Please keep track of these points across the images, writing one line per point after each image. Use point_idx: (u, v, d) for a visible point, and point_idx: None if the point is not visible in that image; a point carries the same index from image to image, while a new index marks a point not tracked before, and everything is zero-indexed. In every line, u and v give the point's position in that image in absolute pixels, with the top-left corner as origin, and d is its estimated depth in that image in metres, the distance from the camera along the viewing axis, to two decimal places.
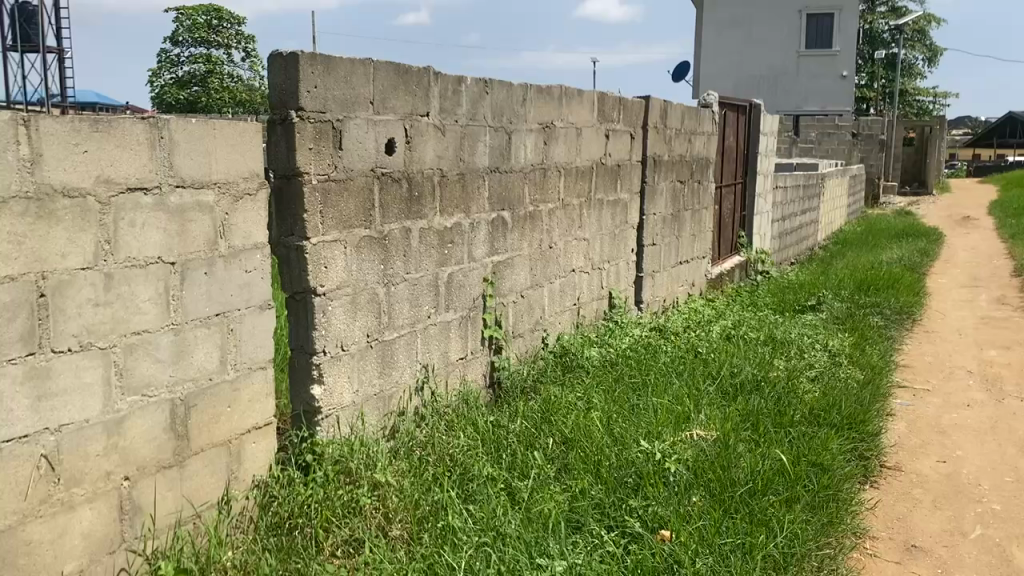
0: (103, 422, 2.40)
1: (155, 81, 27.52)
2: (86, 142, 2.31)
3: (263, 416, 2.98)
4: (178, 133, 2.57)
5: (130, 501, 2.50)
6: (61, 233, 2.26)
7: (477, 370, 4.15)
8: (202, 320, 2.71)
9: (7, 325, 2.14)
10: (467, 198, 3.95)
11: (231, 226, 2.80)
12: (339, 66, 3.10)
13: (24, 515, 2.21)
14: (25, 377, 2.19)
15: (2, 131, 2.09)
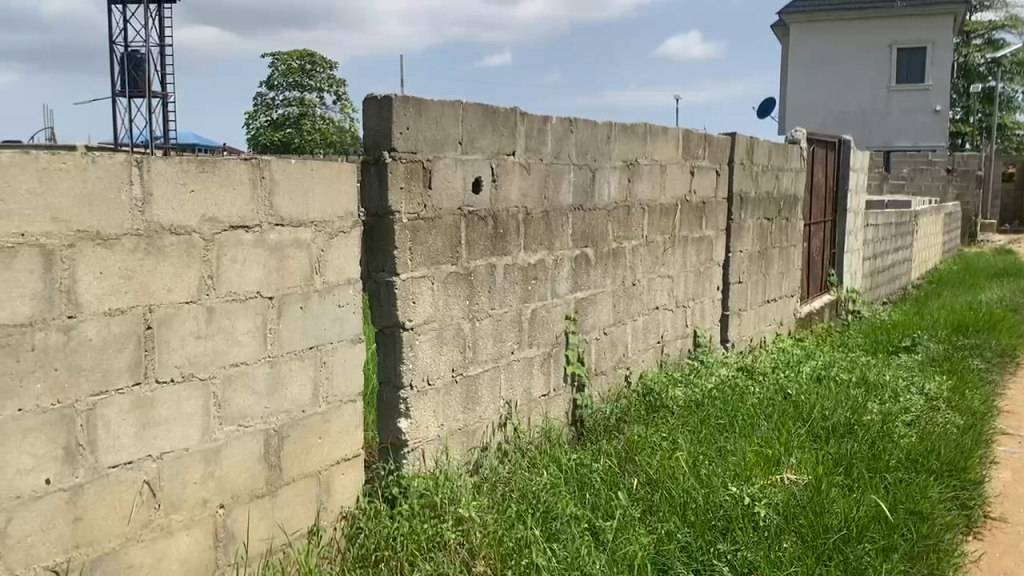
0: (201, 451, 2.49)
1: (251, 123, 28.76)
2: (193, 183, 2.43)
3: (352, 447, 3.04)
4: (278, 174, 2.68)
5: (224, 529, 2.57)
6: (168, 268, 2.37)
7: (559, 408, 4.14)
8: (296, 352, 2.79)
9: (117, 355, 2.25)
10: (552, 235, 3.98)
11: (326, 262, 2.89)
12: (430, 107, 3.18)
13: (127, 538, 2.30)
14: (131, 405, 2.29)
15: (117, 173, 2.22)
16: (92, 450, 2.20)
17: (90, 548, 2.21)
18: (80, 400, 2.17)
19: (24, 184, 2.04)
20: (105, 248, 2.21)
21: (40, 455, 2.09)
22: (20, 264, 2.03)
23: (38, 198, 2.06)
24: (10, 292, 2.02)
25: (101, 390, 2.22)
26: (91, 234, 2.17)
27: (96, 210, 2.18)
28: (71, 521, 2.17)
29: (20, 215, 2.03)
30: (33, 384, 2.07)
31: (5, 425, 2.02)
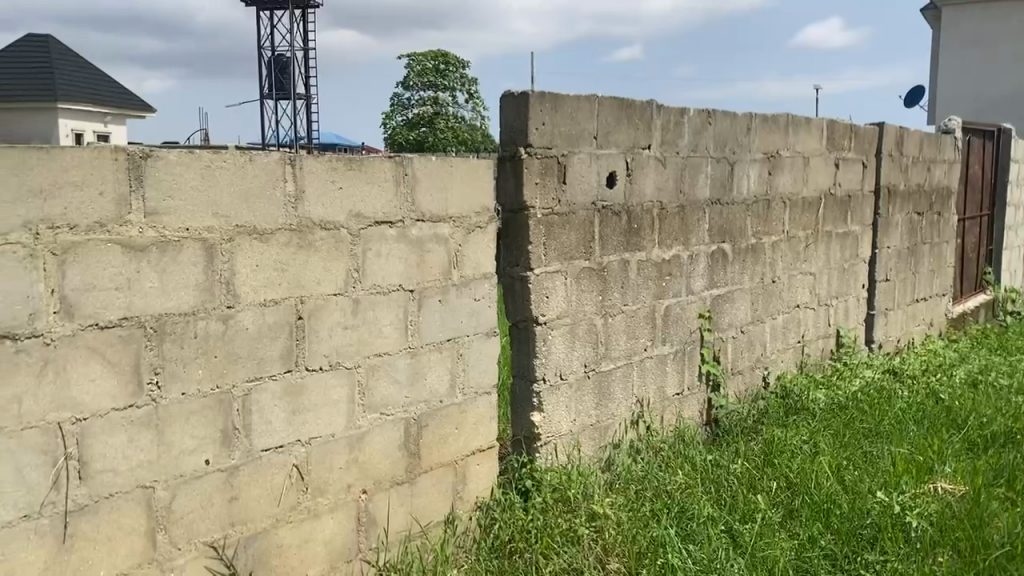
0: (346, 437, 2.59)
1: (387, 122, 29.67)
2: (341, 179, 2.53)
3: (486, 439, 3.08)
4: (419, 170, 2.75)
5: (366, 513, 2.67)
6: (317, 261, 2.48)
7: (693, 407, 4.06)
8: (435, 344, 2.86)
9: (271, 344, 2.37)
10: (687, 230, 3.90)
11: (464, 257, 2.93)
12: (566, 102, 3.18)
13: (277, 519, 2.42)
14: (283, 391, 2.41)
15: (272, 171, 2.34)
16: (247, 433, 2.33)
17: (245, 526, 2.34)
18: (237, 385, 2.29)
19: (189, 181, 2.17)
20: (261, 241, 2.33)
21: (200, 436, 2.23)
22: (185, 256, 2.17)
23: (201, 194, 2.19)
24: (177, 283, 2.16)
25: (255, 376, 2.34)
26: (248, 229, 2.29)
27: (252, 206, 2.30)
28: (228, 500, 2.30)
29: (186, 211, 2.16)
30: (195, 370, 2.21)
31: (171, 407, 2.16)
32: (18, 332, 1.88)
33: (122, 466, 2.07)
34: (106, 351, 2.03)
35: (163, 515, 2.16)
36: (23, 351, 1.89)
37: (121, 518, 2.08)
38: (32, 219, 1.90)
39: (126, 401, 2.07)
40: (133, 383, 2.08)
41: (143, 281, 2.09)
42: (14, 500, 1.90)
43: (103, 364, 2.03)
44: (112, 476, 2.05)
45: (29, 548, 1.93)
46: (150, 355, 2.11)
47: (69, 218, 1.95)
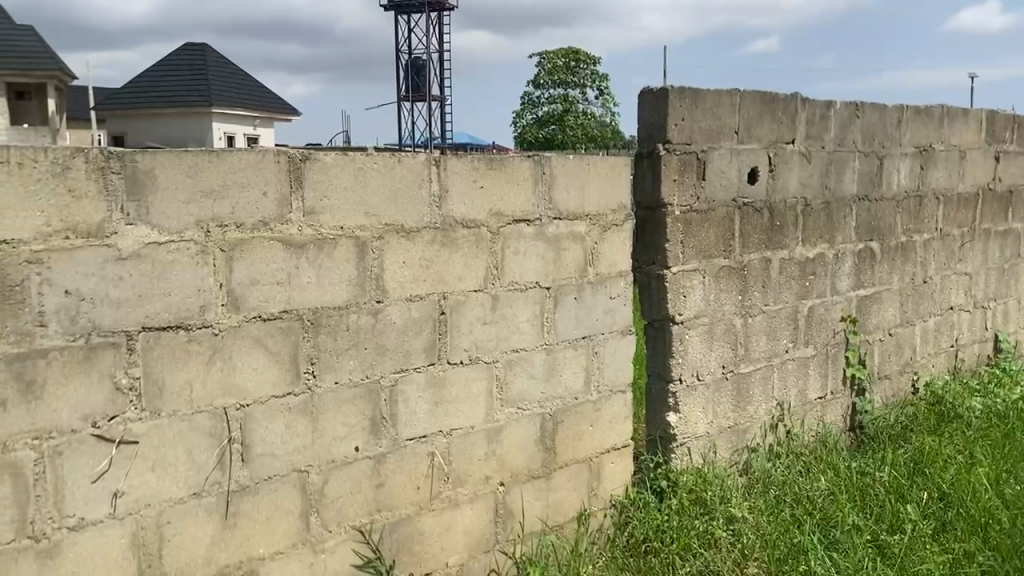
0: (484, 430, 2.66)
1: (519, 121, 29.96)
2: (482, 179, 2.59)
3: (622, 437, 3.08)
4: (558, 169, 2.78)
5: (504, 506, 2.73)
6: (459, 259, 2.55)
7: (837, 411, 3.91)
8: (571, 341, 2.88)
9: (416, 338, 2.47)
10: (832, 227, 3.76)
11: (600, 255, 2.94)
12: (706, 98, 3.14)
13: (419, 507, 2.53)
14: (426, 383, 2.51)
15: (418, 172, 2.44)
16: (393, 422, 2.44)
17: (390, 513, 2.46)
18: (384, 376, 2.41)
19: (343, 182, 2.29)
20: (407, 239, 2.42)
21: (351, 424, 2.35)
22: (339, 253, 2.29)
23: (353, 194, 2.31)
24: (331, 279, 2.28)
25: (401, 368, 2.45)
26: (396, 227, 2.40)
27: (400, 205, 2.40)
28: (374, 487, 2.42)
29: (340, 210, 2.29)
30: (346, 361, 2.33)
31: (325, 396, 2.29)
32: (190, 323, 2.05)
33: (279, 450, 2.22)
34: (267, 341, 2.18)
35: (316, 498, 2.30)
36: (194, 340, 2.06)
37: (278, 499, 2.23)
38: (203, 218, 2.05)
39: (284, 389, 2.22)
40: (290, 372, 2.23)
41: (301, 276, 2.23)
42: (184, 479, 2.07)
43: (265, 353, 2.18)
44: (271, 459, 2.21)
45: (197, 524, 2.10)
46: (306, 346, 2.25)
47: (236, 218, 2.10)
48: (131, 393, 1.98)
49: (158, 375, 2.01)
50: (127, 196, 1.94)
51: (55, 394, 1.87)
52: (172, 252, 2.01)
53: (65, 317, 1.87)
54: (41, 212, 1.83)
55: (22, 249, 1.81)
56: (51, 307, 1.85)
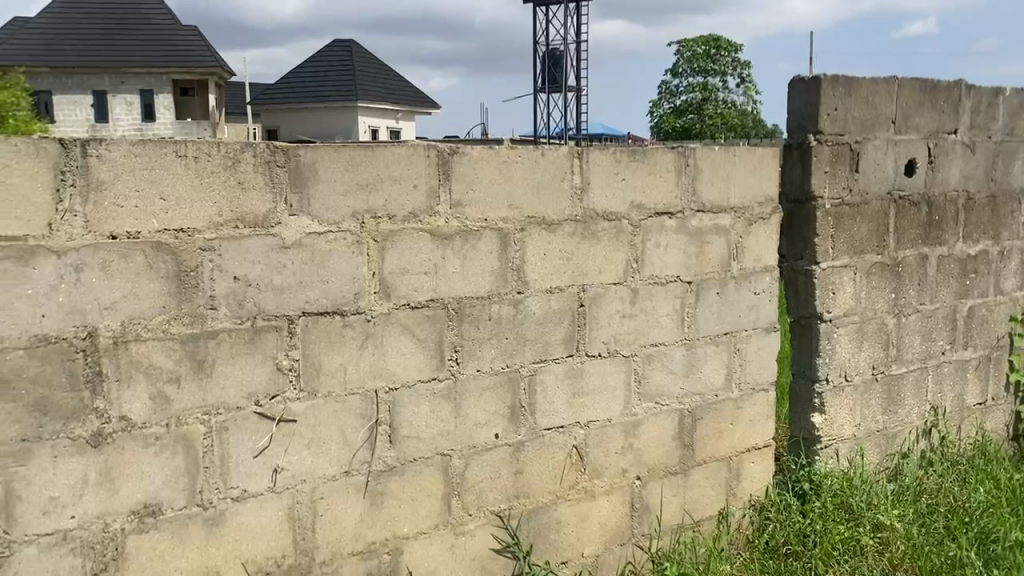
0: (622, 423, 2.66)
1: (656, 111, 29.53)
2: (625, 172, 2.58)
3: (763, 436, 3.01)
4: (702, 161, 2.74)
5: (640, 500, 2.73)
6: (601, 251, 2.55)
7: (997, 419, 3.67)
8: (712, 337, 2.83)
9: (555, 329, 2.49)
10: (998, 222, 3.52)
11: (745, 249, 2.87)
12: (861, 86, 3.00)
13: (556, 496, 2.56)
14: (565, 374, 2.53)
15: (561, 164, 2.46)
16: (532, 411, 2.48)
17: (528, 500, 2.51)
18: (524, 366, 2.45)
19: (488, 175, 2.34)
20: (549, 231, 2.45)
21: (492, 412, 2.41)
22: (483, 245, 2.34)
23: (498, 187, 2.36)
24: (475, 269, 2.33)
25: (541, 358, 2.48)
26: (539, 219, 2.43)
27: (542, 197, 2.43)
28: (513, 474, 2.47)
29: (484, 203, 2.34)
30: (488, 350, 2.38)
31: (468, 382, 2.36)
32: (345, 309, 2.16)
33: (424, 433, 2.31)
34: (415, 328, 2.26)
35: (457, 482, 2.37)
36: (348, 325, 2.16)
37: (422, 481, 2.32)
38: (359, 209, 2.15)
39: (429, 374, 2.30)
40: (435, 359, 2.30)
41: (448, 266, 2.29)
42: (336, 457, 2.18)
43: (413, 340, 2.26)
44: (417, 442, 2.30)
45: (347, 501, 2.21)
46: (451, 334, 2.31)
47: (388, 209, 2.19)
48: (290, 374, 2.10)
49: (315, 357, 2.13)
50: (290, 188, 2.06)
51: (223, 372, 2.01)
52: (330, 242, 2.12)
53: (233, 301, 2.01)
54: (214, 203, 1.96)
55: (197, 237, 1.95)
56: (222, 291, 1.99)
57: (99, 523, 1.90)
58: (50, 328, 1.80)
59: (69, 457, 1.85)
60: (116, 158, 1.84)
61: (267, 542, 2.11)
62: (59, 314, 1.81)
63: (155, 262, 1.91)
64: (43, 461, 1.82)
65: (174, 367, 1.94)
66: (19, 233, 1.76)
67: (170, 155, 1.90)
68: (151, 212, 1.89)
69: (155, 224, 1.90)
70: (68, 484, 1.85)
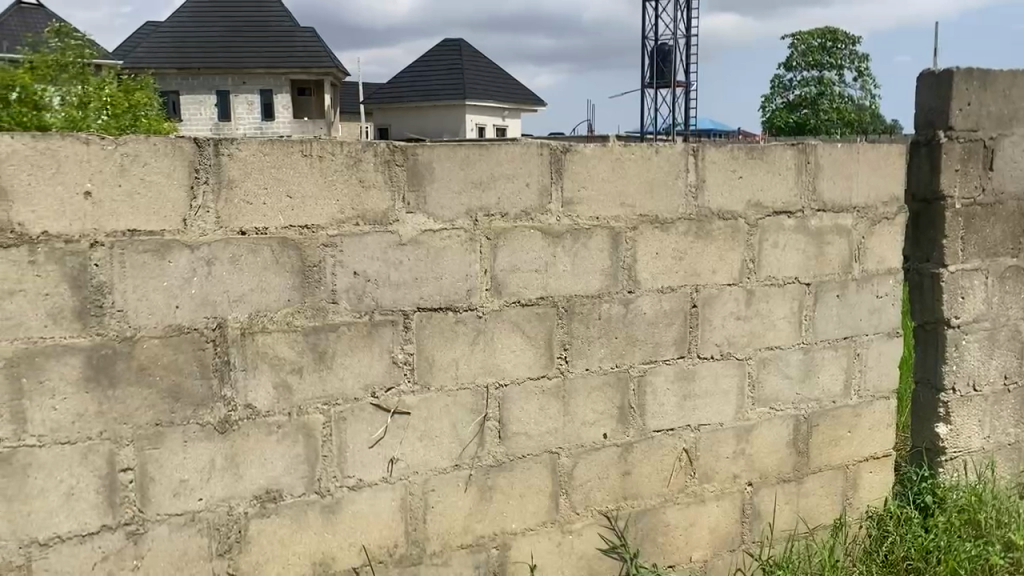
0: (735, 427, 2.60)
1: (768, 105, 28.74)
2: (742, 169, 2.52)
3: (882, 445, 2.88)
4: (823, 158, 2.64)
5: (752, 506, 2.66)
6: (715, 251, 2.50)
7: None
8: (830, 341, 2.73)
9: (667, 330, 2.46)
10: None
11: (868, 250, 2.76)
12: (998, 79, 2.84)
13: (665, 499, 2.53)
14: (676, 376, 2.49)
15: (675, 162, 2.42)
16: (642, 412, 2.46)
17: (636, 501, 2.49)
18: (634, 366, 2.42)
19: (601, 173, 2.32)
20: (662, 230, 2.41)
21: (601, 411, 2.40)
22: (595, 243, 2.33)
23: (611, 185, 2.34)
24: (586, 268, 2.32)
25: (651, 359, 2.45)
26: (651, 218, 2.40)
27: (656, 195, 2.40)
28: (622, 474, 2.45)
29: (596, 201, 2.32)
30: (598, 348, 2.37)
31: (576, 381, 2.35)
32: (458, 306, 2.18)
33: (533, 430, 2.31)
34: (525, 326, 2.27)
35: (566, 480, 2.37)
36: (461, 321, 2.19)
37: (530, 478, 2.33)
38: (473, 207, 2.17)
39: (539, 371, 2.30)
40: (545, 356, 2.30)
41: (559, 265, 2.29)
42: (447, 450, 2.22)
43: (523, 337, 2.27)
44: (526, 439, 2.31)
45: (457, 494, 2.24)
46: (561, 332, 2.31)
47: (501, 207, 2.21)
48: (405, 367, 2.14)
49: (428, 352, 2.17)
50: (408, 186, 2.10)
51: (342, 363, 2.07)
52: (445, 239, 2.15)
53: (353, 296, 2.06)
54: (336, 200, 2.02)
55: (320, 234, 2.01)
56: (342, 286, 2.05)
57: (224, 506, 1.99)
58: (184, 319, 1.89)
59: (198, 442, 1.94)
60: (246, 157, 1.92)
61: (380, 531, 2.16)
62: (191, 306, 1.90)
63: (281, 257, 1.98)
64: (175, 445, 1.92)
65: (297, 358, 2.01)
66: (157, 228, 1.86)
67: (296, 154, 1.96)
68: (278, 209, 1.96)
69: (282, 220, 1.97)
70: (197, 467, 1.95)
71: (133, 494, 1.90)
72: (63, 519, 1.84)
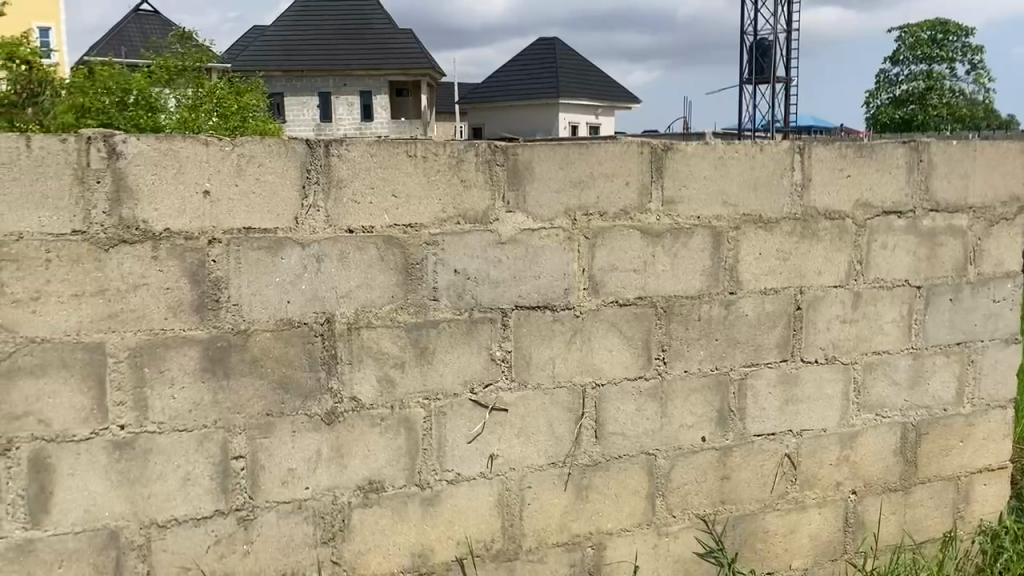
0: (838, 434, 2.53)
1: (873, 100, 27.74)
2: (850, 168, 2.44)
3: (997, 457, 2.75)
4: (937, 156, 2.54)
5: (855, 515, 2.58)
6: (821, 252, 2.43)
7: None
8: (942, 347, 2.62)
9: (769, 332, 2.41)
10: None
11: (984, 253, 2.63)
12: None
13: (765, 504, 2.48)
14: (778, 379, 2.44)
15: (781, 160, 2.37)
16: (742, 416, 2.41)
17: (734, 506, 2.44)
18: (734, 369, 2.38)
19: (703, 171, 2.29)
20: (765, 230, 2.36)
21: (699, 414, 2.37)
22: (695, 243, 2.30)
23: (713, 184, 2.30)
24: (686, 268, 2.30)
25: (752, 362, 2.40)
26: (754, 217, 2.35)
27: (760, 195, 2.35)
28: (720, 478, 2.41)
29: (698, 200, 2.29)
30: (698, 350, 2.34)
31: (675, 382, 2.33)
32: (556, 305, 2.19)
33: (630, 431, 2.30)
34: (623, 326, 2.26)
35: (662, 482, 2.36)
36: (558, 320, 2.20)
37: (627, 478, 2.32)
38: (572, 206, 2.18)
39: (637, 372, 2.29)
40: (643, 357, 2.29)
41: (658, 264, 2.27)
42: (544, 448, 2.23)
43: (621, 337, 2.26)
44: (622, 439, 2.30)
45: (553, 492, 2.25)
46: (659, 333, 2.29)
47: (601, 206, 2.21)
48: (503, 365, 2.17)
49: (526, 350, 2.18)
50: (508, 185, 2.12)
51: (443, 360, 2.10)
52: (543, 238, 2.16)
53: (453, 293, 2.10)
54: (439, 199, 2.06)
55: (423, 232, 2.05)
56: (443, 284, 2.08)
57: (329, 495, 2.05)
58: (294, 313, 1.97)
59: (306, 432, 2.01)
60: (354, 157, 1.98)
61: (478, 526, 2.19)
62: (301, 301, 1.97)
63: (386, 255, 2.03)
64: (284, 435, 1.99)
65: (400, 353, 2.06)
66: (270, 226, 1.93)
67: (401, 154, 2.01)
68: (383, 208, 2.01)
69: (387, 219, 2.02)
70: (304, 457, 2.01)
71: (244, 481, 1.98)
72: (179, 503, 1.93)
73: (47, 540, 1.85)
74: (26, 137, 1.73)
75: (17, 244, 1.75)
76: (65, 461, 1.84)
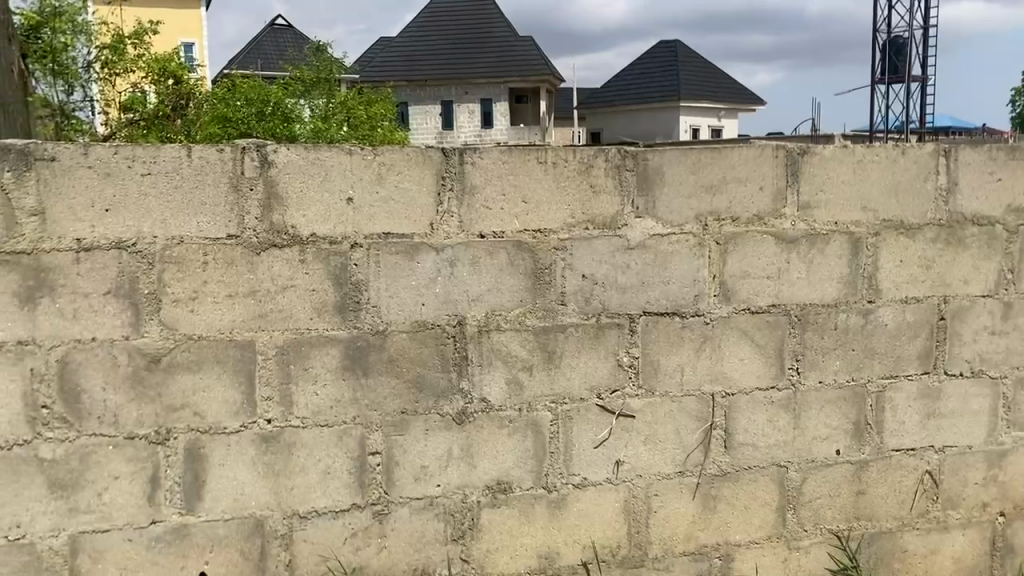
0: (985, 452, 2.40)
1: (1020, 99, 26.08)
2: (1001, 171, 2.31)
3: None
4: None
5: (1004, 539, 2.44)
6: (968, 259, 2.31)
7: None
8: None
9: (910, 343, 2.30)
10: None
11: None
12: None
13: (903, 522, 2.37)
14: (920, 392, 2.33)
15: (925, 163, 2.27)
16: (880, 430, 2.32)
17: (870, 522, 2.36)
18: (872, 380, 2.30)
19: (841, 175, 2.22)
20: (907, 236, 2.27)
21: (834, 426, 2.29)
22: (832, 249, 2.23)
23: (852, 188, 2.23)
24: (821, 275, 2.23)
25: (891, 374, 2.31)
26: (895, 223, 2.26)
27: (902, 199, 2.26)
28: (855, 493, 2.33)
29: (835, 205, 2.23)
30: (833, 360, 2.27)
31: (808, 393, 2.26)
32: (685, 311, 2.17)
33: (760, 442, 2.26)
34: (754, 334, 2.21)
35: (793, 495, 2.29)
36: (687, 327, 2.18)
37: (756, 489, 2.27)
38: (703, 211, 2.16)
39: (768, 382, 2.24)
40: (775, 366, 2.24)
41: (792, 271, 2.21)
42: (672, 455, 2.21)
43: (752, 345, 2.22)
44: (752, 450, 2.25)
45: (680, 501, 2.23)
46: (792, 342, 2.24)
47: (733, 211, 2.17)
48: (631, 370, 2.16)
49: (654, 356, 2.17)
50: (638, 191, 2.12)
51: (571, 364, 2.12)
52: (673, 244, 2.15)
53: (582, 298, 2.11)
54: (568, 205, 2.08)
55: (553, 237, 2.08)
56: (571, 288, 2.10)
57: (459, 493, 2.10)
58: (428, 315, 2.03)
59: (438, 431, 2.07)
60: (487, 163, 2.02)
61: (604, 531, 2.19)
62: (435, 304, 2.03)
63: (516, 259, 2.06)
64: (418, 433, 2.06)
65: (528, 356, 2.09)
66: (408, 231, 2.00)
67: (533, 161, 2.04)
68: (514, 213, 2.05)
69: (518, 224, 2.06)
70: (436, 455, 2.07)
71: (380, 476, 2.05)
72: (319, 495, 2.02)
73: (201, 525, 1.97)
74: (188, 147, 1.86)
75: (178, 247, 1.88)
76: (216, 452, 1.96)
